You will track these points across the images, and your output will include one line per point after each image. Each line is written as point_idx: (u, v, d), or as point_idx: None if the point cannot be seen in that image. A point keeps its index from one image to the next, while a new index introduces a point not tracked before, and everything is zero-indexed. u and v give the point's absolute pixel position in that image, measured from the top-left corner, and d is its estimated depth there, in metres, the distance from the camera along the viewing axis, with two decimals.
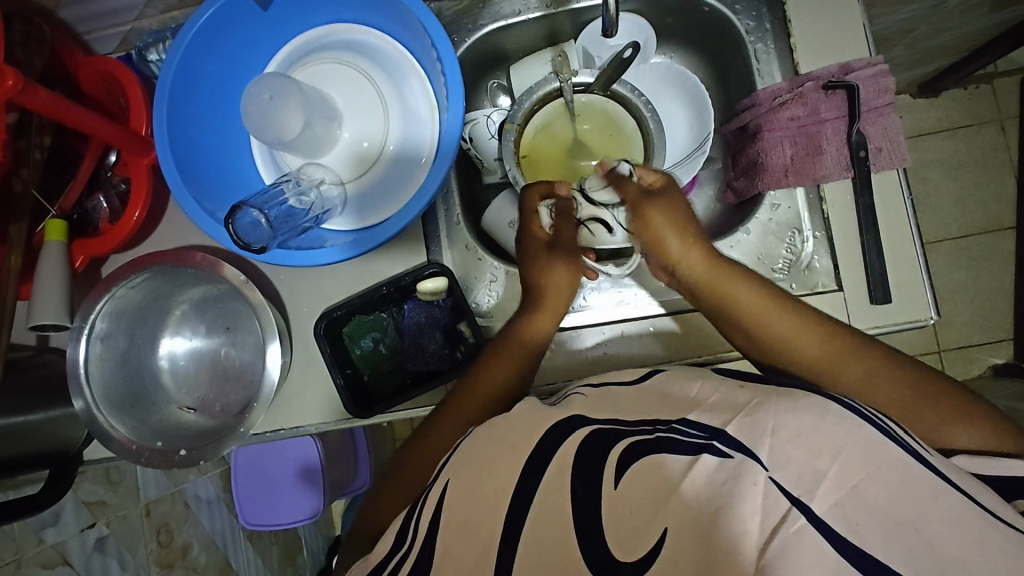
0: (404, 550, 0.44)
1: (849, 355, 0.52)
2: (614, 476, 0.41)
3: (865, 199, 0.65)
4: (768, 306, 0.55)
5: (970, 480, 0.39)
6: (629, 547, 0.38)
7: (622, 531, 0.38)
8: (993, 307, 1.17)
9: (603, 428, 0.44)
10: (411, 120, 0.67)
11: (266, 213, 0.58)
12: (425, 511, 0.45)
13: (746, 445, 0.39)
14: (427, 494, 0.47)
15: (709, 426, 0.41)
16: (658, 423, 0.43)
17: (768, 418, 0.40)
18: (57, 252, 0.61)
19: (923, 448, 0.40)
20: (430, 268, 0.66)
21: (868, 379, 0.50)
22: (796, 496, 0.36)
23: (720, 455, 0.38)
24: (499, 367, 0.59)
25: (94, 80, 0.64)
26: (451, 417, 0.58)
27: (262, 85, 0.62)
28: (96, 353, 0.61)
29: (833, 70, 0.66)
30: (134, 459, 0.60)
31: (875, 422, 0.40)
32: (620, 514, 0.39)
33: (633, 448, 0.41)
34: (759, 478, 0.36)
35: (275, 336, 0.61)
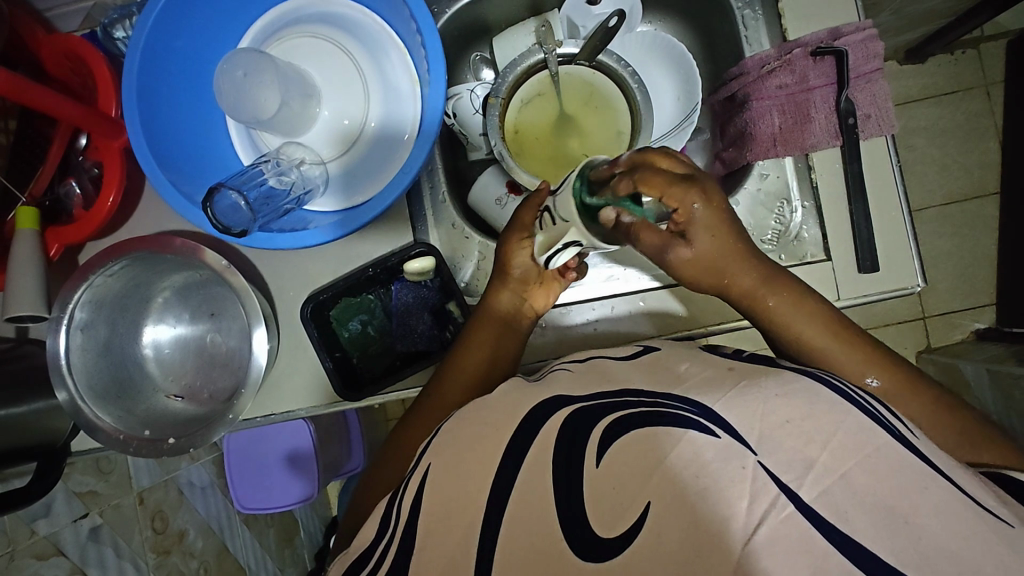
0: (384, 545, 0.44)
1: (904, 390, 0.51)
2: (597, 454, 0.40)
3: (853, 167, 0.64)
4: (820, 326, 0.54)
5: (957, 467, 0.40)
6: (609, 523, 0.37)
7: (604, 507, 0.38)
8: (977, 273, 1.18)
9: (584, 407, 0.44)
10: (393, 95, 0.65)
11: (245, 196, 0.56)
12: (406, 497, 0.45)
13: (738, 429, 0.39)
14: (407, 481, 0.46)
15: (699, 403, 0.41)
16: (646, 395, 0.43)
17: (758, 402, 0.40)
18: (30, 240, 0.59)
19: (910, 432, 0.41)
20: (417, 248, 0.64)
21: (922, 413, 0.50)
22: (785, 483, 0.35)
23: (709, 434, 0.38)
24: (477, 360, 0.59)
25: (58, 59, 0.62)
26: (428, 415, 0.57)
27: (234, 61, 0.59)
28: (78, 343, 0.59)
29: (821, 36, 0.65)
30: (122, 449, 0.59)
31: (867, 411, 0.41)
32: (604, 490, 0.39)
33: (621, 422, 0.41)
34: (747, 462, 0.36)
35: (260, 321, 0.60)
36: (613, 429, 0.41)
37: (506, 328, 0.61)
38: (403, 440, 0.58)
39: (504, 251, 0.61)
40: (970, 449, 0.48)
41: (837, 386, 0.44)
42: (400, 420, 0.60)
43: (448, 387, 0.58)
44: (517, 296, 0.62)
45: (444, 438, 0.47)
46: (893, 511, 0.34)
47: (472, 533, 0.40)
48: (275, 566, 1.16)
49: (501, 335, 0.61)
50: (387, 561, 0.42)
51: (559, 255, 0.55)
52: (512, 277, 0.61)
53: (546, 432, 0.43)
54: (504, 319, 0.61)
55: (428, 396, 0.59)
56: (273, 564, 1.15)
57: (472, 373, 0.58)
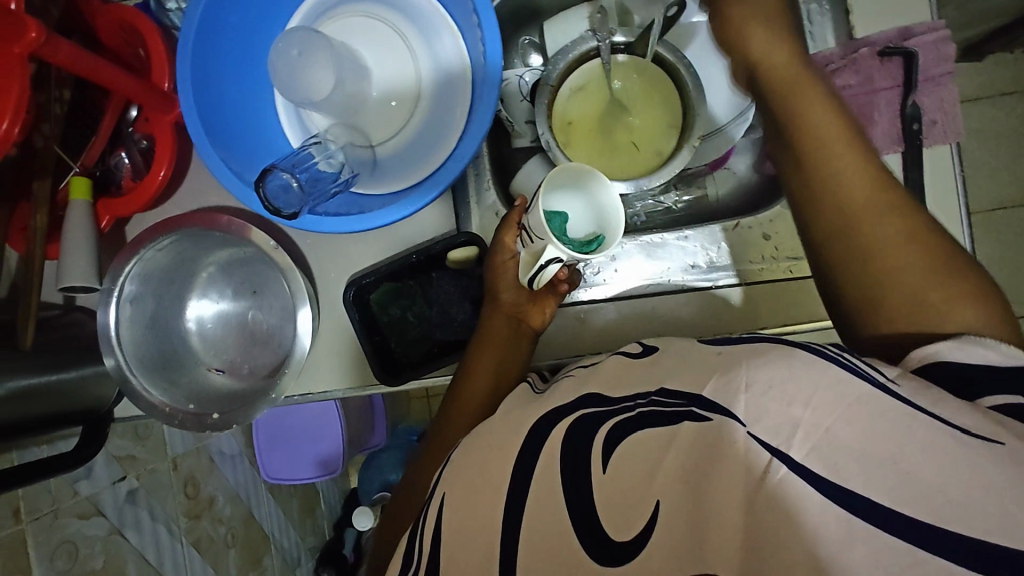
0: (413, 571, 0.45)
1: (910, 230, 0.44)
2: (602, 459, 0.41)
3: (915, 176, 0.62)
4: (859, 166, 0.47)
5: (939, 394, 0.35)
6: (621, 527, 0.38)
7: (615, 512, 0.39)
8: (1015, 283, 1.18)
9: (590, 411, 0.44)
10: (445, 80, 0.64)
11: (296, 176, 0.55)
12: (426, 531, 0.45)
13: (721, 402, 0.37)
14: (425, 514, 0.47)
15: (686, 393, 0.40)
16: (631, 401, 0.43)
17: (741, 375, 0.37)
18: (83, 211, 0.59)
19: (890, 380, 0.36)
20: (462, 236, 0.64)
21: (910, 261, 0.44)
22: (775, 447, 0.34)
23: (700, 420, 0.37)
24: (483, 382, 0.58)
25: (112, 30, 0.62)
26: (452, 423, 0.58)
27: (289, 40, 0.58)
28: (127, 315, 0.61)
29: (891, 35, 0.63)
30: (167, 421, 0.60)
31: (842, 363, 0.36)
32: (611, 494, 0.39)
33: (618, 428, 0.41)
34: (736, 433, 0.35)
35: (305, 301, 0.61)
36: (612, 436, 0.41)
37: (509, 350, 0.60)
38: (432, 456, 0.57)
39: (492, 276, 0.60)
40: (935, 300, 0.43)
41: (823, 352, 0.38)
42: (434, 423, 0.61)
43: (467, 396, 0.58)
44: (512, 317, 0.60)
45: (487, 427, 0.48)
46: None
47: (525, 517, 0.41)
48: (297, 534, 1.20)
49: (513, 339, 0.60)
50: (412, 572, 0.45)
51: (539, 276, 0.55)
52: (504, 301, 0.60)
53: (552, 436, 0.44)
54: (506, 339, 0.60)
55: (450, 404, 0.59)
56: (295, 532, 1.19)
57: (473, 395, 0.58)
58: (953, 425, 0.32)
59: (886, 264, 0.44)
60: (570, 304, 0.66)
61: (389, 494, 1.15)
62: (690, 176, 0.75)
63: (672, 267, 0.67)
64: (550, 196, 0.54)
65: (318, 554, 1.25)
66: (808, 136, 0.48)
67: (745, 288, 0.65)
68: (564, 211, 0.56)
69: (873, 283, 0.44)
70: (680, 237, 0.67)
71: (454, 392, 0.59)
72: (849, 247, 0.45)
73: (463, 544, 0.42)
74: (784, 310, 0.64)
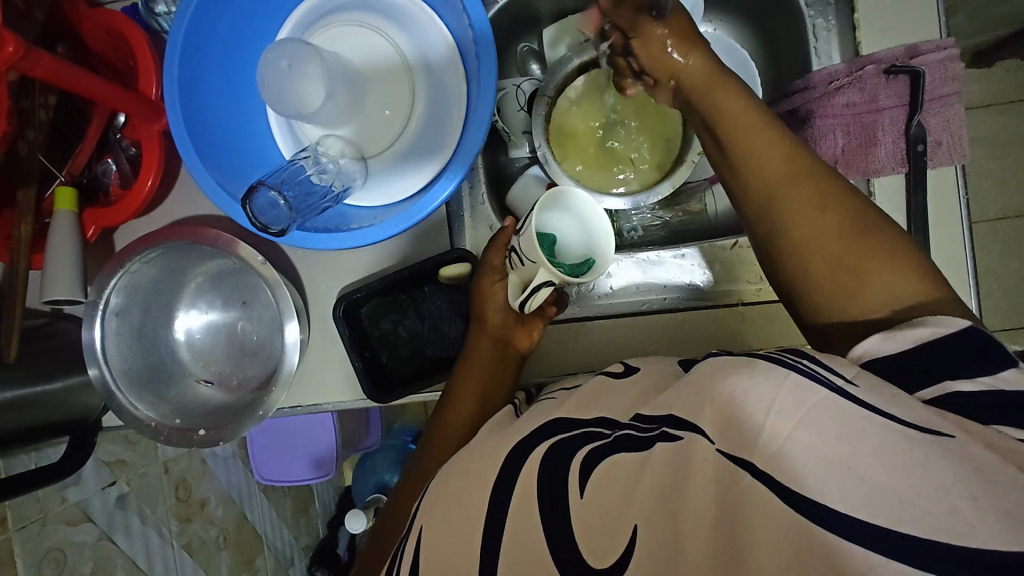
0: None
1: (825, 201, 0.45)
2: (579, 484, 0.40)
3: (918, 197, 0.61)
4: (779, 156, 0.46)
5: (892, 390, 0.35)
6: (602, 553, 0.37)
7: (595, 538, 0.38)
8: (1018, 293, 1.17)
9: (569, 435, 0.44)
10: (439, 91, 0.62)
11: (284, 193, 0.54)
12: (403, 564, 0.44)
13: (689, 419, 0.38)
14: (403, 548, 0.46)
15: (659, 416, 0.41)
16: (612, 426, 0.43)
17: (720, 389, 0.37)
18: (68, 222, 0.58)
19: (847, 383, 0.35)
20: (454, 253, 0.62)
21: (829, 232, 0.44)
22: (740, 459, 0.34)
23: (672, 439, 0.38)
24: (471, 402, 0.57)
25: (98, 35, 0.60)
26: (435, 453, 0.56)
27: (279, 51, 0.57)
28: (113, 328, 0.60)
29: (898, 52, 0.61)
30: (154, 436, 0.59)
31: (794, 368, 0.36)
32: (591, 519, 0.38)
33: (595, 452, 0.41)
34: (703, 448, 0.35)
35: (293, 315, 0.60)
36: (589, 458, 0.41)
37: (495, 373, 0.58)
38: (411, 484, 0.56)
39: (481, 297, 0.58)
40: (860, 274, 0.43)
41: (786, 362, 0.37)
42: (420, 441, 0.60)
43: (451, 423, 0.57)
44: (496, 338, 0.59)
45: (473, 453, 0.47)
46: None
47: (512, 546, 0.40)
48: (291, 534, 1.20)
49: (501, 362, 0.59)
50: None
51: (532, 299, 0.53)
52: (491, 323, 0.58)
53: (531, 457, 0.43)
54: (494, 361, 0.58)
55: (433, 432, 0.58)
56: (288, 531, 1.19)
57: (462, 412, 0.57)
58: (897, 419, 0.32)
59: (811, 245, 0.44)
60: (564, 321, 0.65)
61: (382, 496, 1.15)
62: (688, 189, 0.74)
63: (662, 285, 0.66)
64: (542, 216, 0.52)
65: (312, 552, 1.26)
66: (726, 128, 0.48)
67: (740, 309, 0.63)
68: (554, 231, 0.54)
69: (816, 278, 0.45)
70: (677, 256, 0.66)
71: (440, 412, 0.58)
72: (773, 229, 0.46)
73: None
74: (783, 330, 0.63)
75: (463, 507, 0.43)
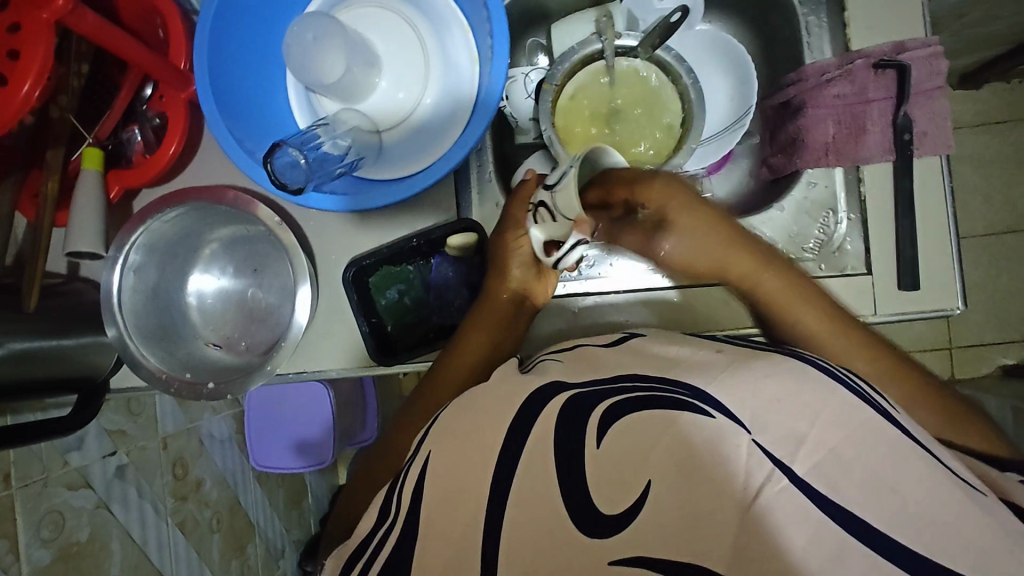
0: (387, 526, 0.45)
1: (890, 377, 0.52)
2: (596, 436, 0.42)
3: (904, 185, 0.64)
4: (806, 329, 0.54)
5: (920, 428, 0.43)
6: (611, 500, 0.39)
7: (607, 487, 0.40)
8: (1008, 308, 1.20)
9: (581, 392, 0.46)
10: (452, 71, 0.66)
11: (304, 154, 0.57)
12: (407, 486, 0.46)
13: (727, 407, 0.41)
14: (408, 467, 0.48)
15: (691, 385, 0.43)
16: (634, 380, 0.46)
17: (743, 381, 0.42)
18: (94, 180, 0.61)
19: (892, 409, 0.43)
20: (461, 223, 0.65)
21: (829, 333, 0.53)
22: (779, 458, 0.38)
23: (704, 414, 0.40)
24: (460, 372, 0.59)
25: (134, 8, 0.63)
26: (434, 395, 0.58)
27: (305, 24, 0.60)
28: (129, 284, 0.62)
29: (887, 49, 0.65)
30: (163, 388, 0.61)
31: (847, 384, 0.43)
32: (603, 471, 0.41)
33: (617, 406, 0.43)
34: (741, 440, 0.38)
35: (305, 280, 0.61)
36: (608, 412, 0.43)
37: (496, 335, 0.61)
38: (403, 425, 0.59)
39: (502, 249, 0.61)
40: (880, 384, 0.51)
41: (825, 366, 0.45)
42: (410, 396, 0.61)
43: (445, 374, 0.59)
44: (517, 294, 0.62)
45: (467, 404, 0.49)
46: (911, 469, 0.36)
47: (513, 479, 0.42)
48: (282, 525, 1.20)
49: (508, 321, 0.62)
50: (389, 543, 0.44)
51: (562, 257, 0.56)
52: (513, 276, 0.61)
53: (546, 410, 0.45)
54: (504, 318, 0.61)
55: (429, 379, 0.60)
56: (281, 523, 1.19)
57: (456, 376, 0.59)
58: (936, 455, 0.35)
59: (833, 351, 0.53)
60: (562, 298, 0.68)
61: None
62: (690, 180, 0.76)
63: None
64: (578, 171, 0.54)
65: (303, 547, 1.25)
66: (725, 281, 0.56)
67: None
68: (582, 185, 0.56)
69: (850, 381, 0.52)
70: None
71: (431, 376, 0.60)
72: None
73: (433, 516, 0.42)
74: None
75: (466, 445, 0.45)
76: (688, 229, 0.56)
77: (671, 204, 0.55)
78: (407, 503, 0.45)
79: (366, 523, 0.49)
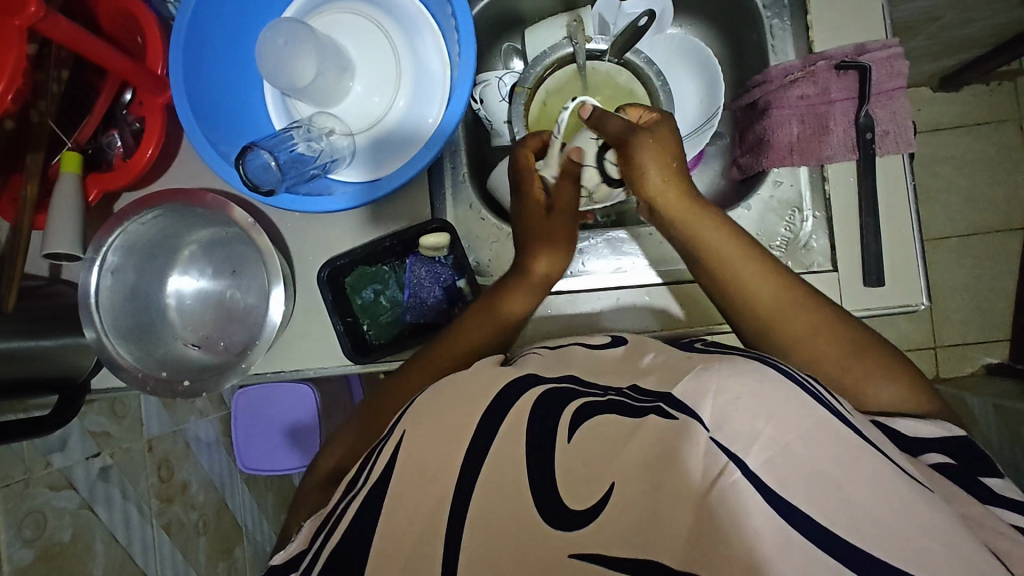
0: (356, 491, 0.45)
1: (822, 324, 0.54)
2: (569, 429, 0.43)
3: (867, 183, 0.65)
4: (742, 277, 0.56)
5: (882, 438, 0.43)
6: (578, 495, 0.40)
7: (574, 482, 0.40)
8: (991, 306, 1.22)
9: (555, 389, 0.47)
10: (424, 75, 0.67)
11: (275, 156, 0.59)
12: (380, 459, 0.46)
13: (690, 405, 0.41)
14: (381, 446, 0.47)
15: (654, 392, 0.44)
16: (602, 389, 0.47)
17: (711, 380, 0.42)
18: (72, 183, 0.62)
19: (846, 409, 0.44)
20: (433, 223, 0.66)
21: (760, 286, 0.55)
22: (733, 452, 0.38)
23: (668, 416, 0.41)
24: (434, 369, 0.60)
25: (113, 16, 0.65)
26: (399, 391, 0.60)
27: (277, 29, 0.62)
28: (107, 284, 0.63)
29: (847, 50, 0.66)
30: (139, 386, 0.62)
31: (805, 386, 0.43)
32: (572, 467, 0.41)
33: (588, 407, 0.44)
34: (700, 437, 0.39)
35: (280, 281, 0.63)
36: (583, 410, 0.44)
37: (527, 303, 0.63)
38: (370, 416, 0.61)
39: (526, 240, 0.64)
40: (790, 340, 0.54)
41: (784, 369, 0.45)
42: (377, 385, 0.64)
43: (416, 372, 0.61)
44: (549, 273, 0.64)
45: (430, 394, 0.49)
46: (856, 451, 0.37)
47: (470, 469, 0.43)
48: (270, 527, 1.20)
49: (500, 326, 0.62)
50: (352, 510, 0.44)
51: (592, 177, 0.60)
52: (535, 268, 0.63)
53: (521, 402, 0.45)
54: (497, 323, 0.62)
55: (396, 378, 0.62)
56: (269, 525, 1.20)
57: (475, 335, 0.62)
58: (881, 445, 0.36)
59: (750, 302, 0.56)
60: None
61: None
62: None
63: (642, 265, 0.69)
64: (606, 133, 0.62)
65: None
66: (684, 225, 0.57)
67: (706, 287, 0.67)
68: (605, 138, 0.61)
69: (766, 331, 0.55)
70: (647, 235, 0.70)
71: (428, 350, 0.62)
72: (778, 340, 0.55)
73: None
74: None
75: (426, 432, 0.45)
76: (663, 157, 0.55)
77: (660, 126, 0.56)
78: (378, 473, 0.45)
79: (338, 493, 0.49)
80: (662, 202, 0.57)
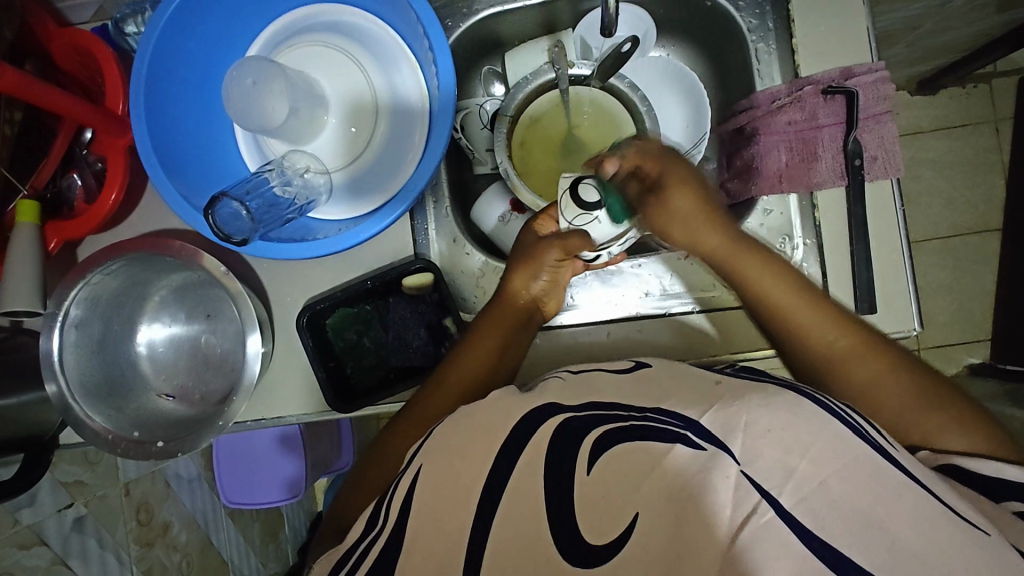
0: (373, 536, 0.44)
1: (893, 371, 0.51)
2: (587, 462, 0.41)
3: (858, 210, 0.64)
4: (794, 300, 0.54)
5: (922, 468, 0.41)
6: (600, 531, 0.38)
7: (594, 516, 0.39)
8: (973, 308, 1.22)
9: (576, 416, 0.45)
10: (402, 108, 0.65)
11: (246, 205, 0.56)
12: (394, 503, 0.45)
13: (719, 437, 0.39)
14: (397, 483, 0.46)
15: (682, 416, 0.42)
16: (635, 411, 0.44)
17: (741, 414, 0.41)
18: (29, 234, 0.59)
19: (888, 444, 0.41)
20: (417, 263, 0.64)
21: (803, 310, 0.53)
22: (766, 489, 0.36)
23: (694, 447, 0.39)
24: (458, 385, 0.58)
25: (68, 53, 0.61)
26: (419, 420, 0.57)
27: (244, 68, 0.59)
28: (71, 340, 0.60)
29: (834, 74, 0.65)
30: (110, 449, 0.59)
31: (844, 419, 0.41)
32: (593, 500, 0.39)
33: (609, 435, 0.42)
34: (730, 471, 0.37)
35: (255, 327, 0.60)
36: (605, 437, 0.42)
37: (512, 332, 0.62)
38: (388, 447, 0.57)
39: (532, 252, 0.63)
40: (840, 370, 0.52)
41: (822, 401, 0.43)
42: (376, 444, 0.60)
43: (439, 399, 0.58)
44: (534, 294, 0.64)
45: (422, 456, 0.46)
46: (865, 518, 0.35)
47: (459, 539, 0.40)
48: (258, 560, 1.17)
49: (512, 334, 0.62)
50: (371, 557, 0.42)
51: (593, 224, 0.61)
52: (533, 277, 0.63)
53: (541, 433, 0.44)
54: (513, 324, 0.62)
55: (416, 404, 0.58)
56: (255, 558, 1.16)
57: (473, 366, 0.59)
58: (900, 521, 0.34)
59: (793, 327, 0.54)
60: None
61: None
62: None
63: (634, 295, 0.67)
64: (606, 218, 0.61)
65: None
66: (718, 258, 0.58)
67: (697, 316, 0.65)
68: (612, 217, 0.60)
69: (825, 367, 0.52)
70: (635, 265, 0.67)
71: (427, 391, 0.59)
72: (841, 391, 0.51)
73: None
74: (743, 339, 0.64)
75: (418, 500, 0.43)
76: (685, 191, 0.59)
77: (681, 169, 0.60)
78: (393, 519, 0.43)
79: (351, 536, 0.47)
80: (704, 242, 0.58)
